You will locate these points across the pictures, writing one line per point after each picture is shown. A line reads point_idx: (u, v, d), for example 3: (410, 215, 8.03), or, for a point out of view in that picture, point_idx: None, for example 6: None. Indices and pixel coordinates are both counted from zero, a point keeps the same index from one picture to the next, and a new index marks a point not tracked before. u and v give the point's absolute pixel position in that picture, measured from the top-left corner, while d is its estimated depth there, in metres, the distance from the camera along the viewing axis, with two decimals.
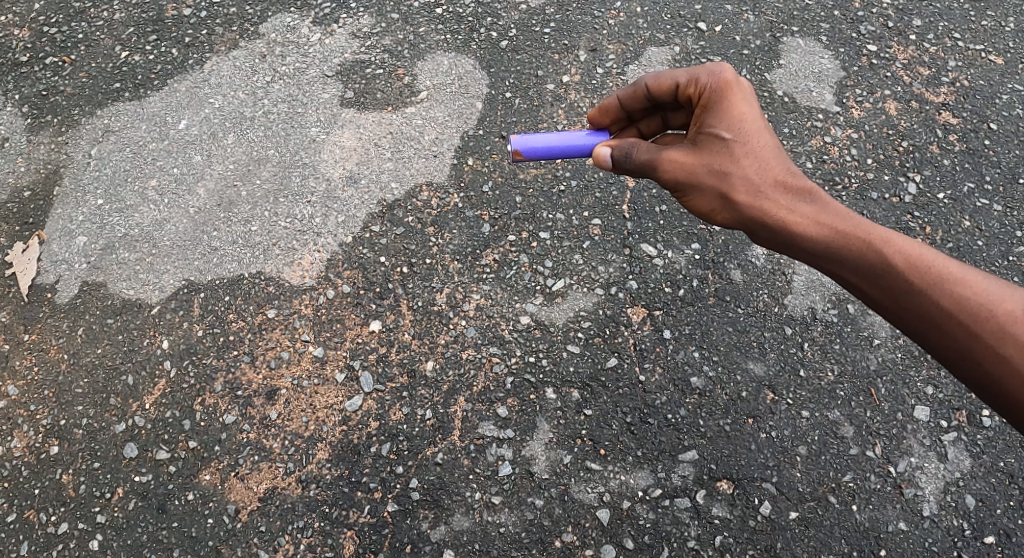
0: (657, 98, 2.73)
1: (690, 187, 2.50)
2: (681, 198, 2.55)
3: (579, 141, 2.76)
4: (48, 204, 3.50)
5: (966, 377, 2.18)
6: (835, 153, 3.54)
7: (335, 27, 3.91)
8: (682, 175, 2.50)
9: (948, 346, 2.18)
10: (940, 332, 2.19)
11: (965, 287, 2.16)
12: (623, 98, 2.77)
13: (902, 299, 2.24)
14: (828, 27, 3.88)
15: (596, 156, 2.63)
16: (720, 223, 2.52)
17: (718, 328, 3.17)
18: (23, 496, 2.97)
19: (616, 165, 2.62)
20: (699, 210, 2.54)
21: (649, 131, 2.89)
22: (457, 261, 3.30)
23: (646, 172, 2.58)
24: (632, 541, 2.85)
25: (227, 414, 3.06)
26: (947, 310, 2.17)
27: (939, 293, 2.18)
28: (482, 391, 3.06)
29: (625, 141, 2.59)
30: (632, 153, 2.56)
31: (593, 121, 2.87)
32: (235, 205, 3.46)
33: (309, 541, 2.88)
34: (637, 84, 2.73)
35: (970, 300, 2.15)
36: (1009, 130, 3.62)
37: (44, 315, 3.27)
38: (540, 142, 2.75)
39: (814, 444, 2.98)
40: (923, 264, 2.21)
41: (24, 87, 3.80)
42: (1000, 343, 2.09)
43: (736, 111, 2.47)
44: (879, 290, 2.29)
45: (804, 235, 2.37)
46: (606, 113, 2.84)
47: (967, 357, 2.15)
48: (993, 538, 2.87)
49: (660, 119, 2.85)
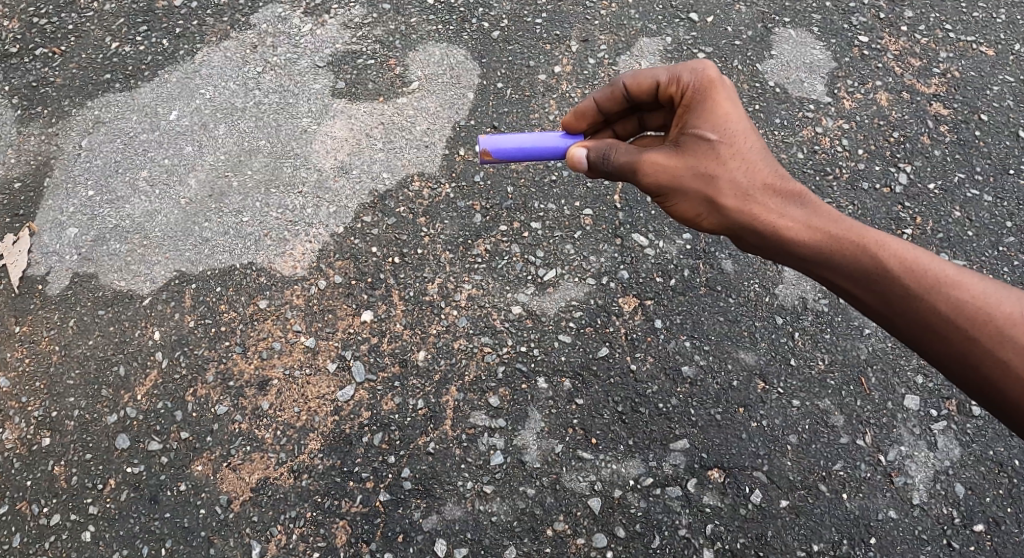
0: (635, 99, 2.72)
1: (674, 191, 2.50)
2: (664, 202, 2.55)
3: (551, 143, 2.75)
4: (39, 196, 3.49)
5: (962, 380, 2.19)
6: (827, 143, 3.55)
7: (326, 18, 3.89)
8: (664, 179, 2.49)
9: (943, 350, 2.19)
10: (935, 336, 2.19)
11: (962, 289, 2.17)
12: (600, 99, 2.75)
13: (896, 304, 2.25)
14: (820, 18, 3.88)
15: (573, 158, 2.63)
16: (705, 227, 2.51)
17: (709, 318, 3.17)
18: (15, 487, 2.97)
19: (594, 167, 2.61)
20: (684, 215, 2.54)
21: (625, 133, 2.88)
22: (450, 251, 3.30)
23: (626, 175, 2.56)
24: (624, 529, 2.86)
25: (219, 404, 3.06)
26: (944, 314, 2.17)
27: (934, 296, 2.19)
28: (474, 381, 3.07)
29: (602, 143, 2.58)
30: (611, 156, 2.55)
31: (567, 125, 2.81)
32: (227, 196, 3.46)
33: (301, 531, 2.88)
34: (616, 85, 2.71)
35: (966, 302, 2.16)
36: (999, 121, 3.63)
37: (35, 307, 3.26)
38: (509, 143, 2.74)
39: (804, 433, 3.00)
40: (917, 267, 2.22)
41: (14, 78, 3.79)
42: (998, 346, 2.11)
43: (720, 111, 2.47)
44: (872, 294, 2.29)
45: (794, 240, 2.37)
46: (582, 117, 2.79)
47: (965, 362, 2.16)
48: (983, 526, 2.89)
49: (637, 120, 2.85)
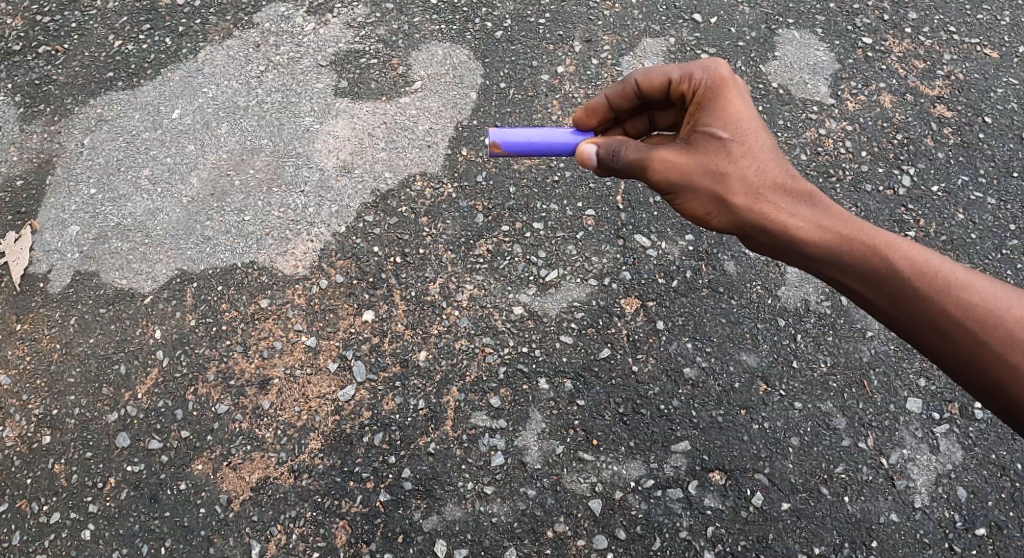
0: (646, 96, 2.72)
1: (683, 188, 2.48)
2: (674, 200, 2.53)
3: (561, 139, 2.74)
4: (41, 194, 3.50)
5: (970, 383, 2.18)
6: (830, 145, 3.53)
7: (329, 17, 3.89)
8: (674, 175, 2.47)
9: (953, 353, 2.18)
10: (944, 338, 2.18)
11: (972, 292, 2.16)
12: (611, 95, 2.76)
13: (906, 306, 2.24)
14: (824, 19, 3.87)
15: (581, 154, 2.60)
16: (714, 226, 2.50)
17: (711, 319, 3.16)
18: (15, 486, 2.98)
19: (603, 163, 2.59)
20: (692, 213, 2.52)
21: (635, 131, 2.89)
22: (452, 251, 3.29)
23: (635, 172, 2.55)
24: (624, 531, 2.85)
25: (220, 403, 3.06)
26: (953, 316, 2.16)
27: (945, 299, 2.18)
28: (475, 381, 3.06)
29: (612, 140, 2.57)
30: (620, 152, 2.54)
31: (577, 121, 2.81)
32: (229, 195, 3.46)
33: (302, 530, 2.87)
34: (627, 81, 2.72)
35: (976, 305, 2.15)
36: (1003, 124, 3.62)
37: (37, 305, 3.27)
38: (519, 137, 2.73)
39: (806, 435, 2.99)
40: (928, 269, 2.21)
41: (17, 75, 3.79)
42: (1008, 350, 2.09)
43: (731, 108, 2.46)
44: (882, 296, 2.28)
45: (803, 241, 2.36)
46: (592, 113, 2.80)
47: (973, 365, 2.15)
48: (985, 530, 2.88)
49: (647, 119, 2.86)
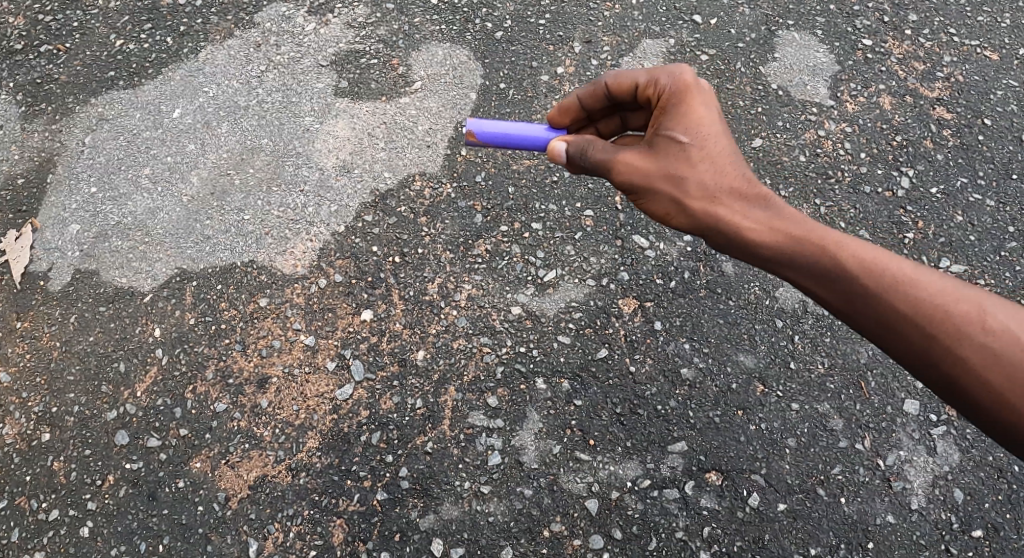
0: (616, 98, 2.69)
1: (644, 191, 2.48)
2: (636, 202, 2.54)
3: (535, 135, 2.75)
4: (42, 192, 3.52)
5: (925, 382, 2.20)
6: (829, 147, 3.53)
7: (330, 17, 3.91)
8: (634, 177, 2.47)
9: (909, 353, 2.19)
10: (898, 339, 2.19)
11: (923, 293, 2.16)
12: (583, 96, 2.73)
13: (861, 307, 2.24)
14: (824, 21, 3.87)
15: (552, 151, 2.62)
16: (675, 227, 2.50)
17: (709, 320, 3.16)
18: (14, 483, 2.99)
19: (572, 161, 2.60)
20: (654, 215, 2.52)
21: (608, 131, 2.88)
22: (451, 251, 3.30)
23: (597, 171, 2.56)
24: (620, 531, 2.85)
25: (218, 402, 3.07)
26: (907, 319, 2.17)
27: (898, 301, 2.18)
28: (473, 381, 3.06)
29: (580, 138, 2.58)
30: (589, 152, 2.54)
31: (551, 120, 2.81)
32: (228, 194, 3.47)
33: (299, 529, 2.88)
34: (598, 83, 2.68)
35: (928, 304, 2.15)
36: (1003, 126, 3.62)
37: (37, 303, 3.29)
38: (495, 129, 2.76)
39: (803, 436, 2.99)
40: (880, 270, 2.21)
41: (19, 74, 3.82)
42: (958, 350, 2.11)
43: (691, 112, 2.43)
44: (838, 298, 2.28)
45: (758, 241, 2.37)
46: (567, 113, 2.79)
47: (930, 364, 2.16)
48: (981, 532, 2.88)
49: (620, 120, 2.84)
